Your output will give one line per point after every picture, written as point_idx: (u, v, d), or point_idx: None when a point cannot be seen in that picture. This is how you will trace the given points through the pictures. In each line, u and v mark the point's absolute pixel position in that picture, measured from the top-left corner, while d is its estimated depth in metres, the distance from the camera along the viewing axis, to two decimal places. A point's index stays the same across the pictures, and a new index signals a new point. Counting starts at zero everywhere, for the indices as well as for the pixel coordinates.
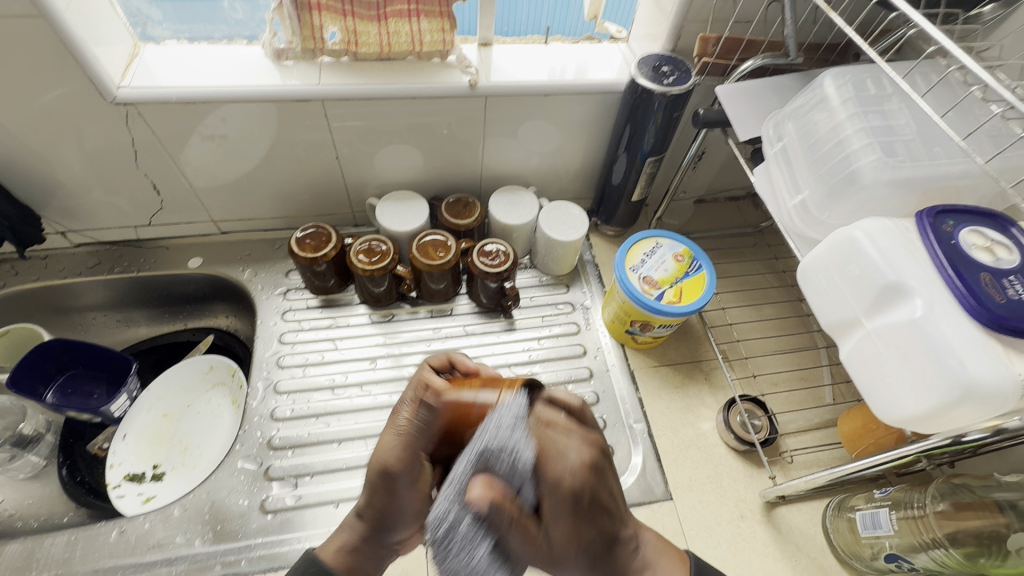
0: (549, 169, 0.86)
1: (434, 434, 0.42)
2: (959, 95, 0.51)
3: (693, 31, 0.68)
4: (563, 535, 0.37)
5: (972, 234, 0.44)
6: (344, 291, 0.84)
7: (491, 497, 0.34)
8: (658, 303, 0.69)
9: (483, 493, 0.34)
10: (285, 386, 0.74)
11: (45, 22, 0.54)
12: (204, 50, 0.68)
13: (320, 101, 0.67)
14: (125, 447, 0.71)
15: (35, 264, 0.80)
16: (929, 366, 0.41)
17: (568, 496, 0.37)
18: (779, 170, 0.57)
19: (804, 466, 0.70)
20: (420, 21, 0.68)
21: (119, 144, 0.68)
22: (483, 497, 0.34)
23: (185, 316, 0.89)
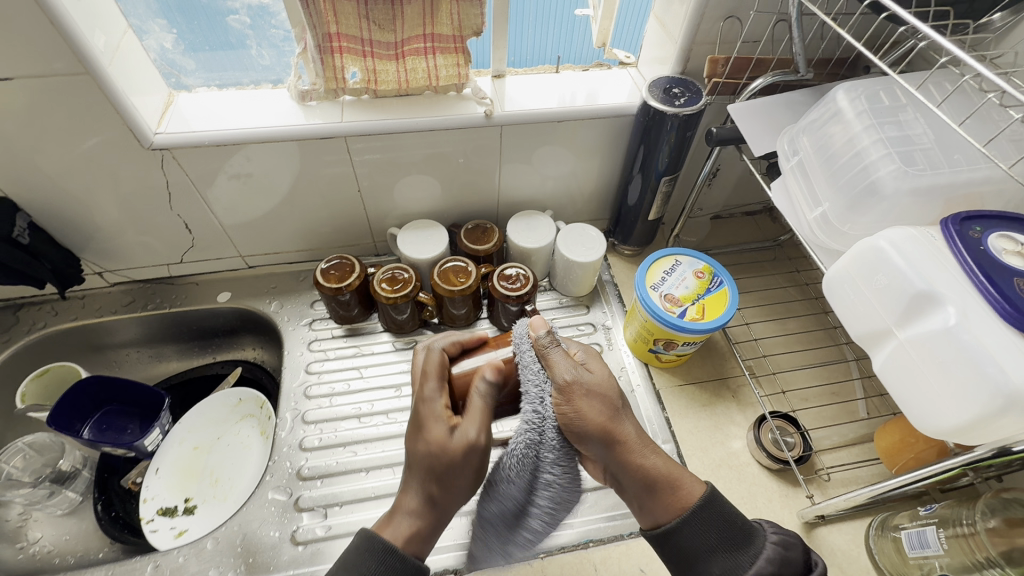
0: (564, 192, 0.87)
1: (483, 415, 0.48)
2: (976, 102, 0.51)
3: (701, 53, 0.69)
4: (593, 371, 0.50)
5: (1001, 240, 0.43)
6: (367, 320, 0.85)
7: (546, 323, 0.51)
8: (682, 321, 0.69)
9: (539, 321, 0.51)
10: (312, 416, 0.75)
11: (90, 77, 0.58)
12: (233, 96, 0.72)
13: (342, 138, 0.70)
14: (158, 480, 0.72)
15: (72, 304, 0.83)
16: (969, 375, 0.40)
17: (586, 353, 0.52)
18: (797, 184, 0.57)
19: (842, 484, 0.67)
20: (436, 57, 0.70)
21: (154, 187, 0.71)
22: (540, 321, 0.51)
23: (214, 350, 0.91)
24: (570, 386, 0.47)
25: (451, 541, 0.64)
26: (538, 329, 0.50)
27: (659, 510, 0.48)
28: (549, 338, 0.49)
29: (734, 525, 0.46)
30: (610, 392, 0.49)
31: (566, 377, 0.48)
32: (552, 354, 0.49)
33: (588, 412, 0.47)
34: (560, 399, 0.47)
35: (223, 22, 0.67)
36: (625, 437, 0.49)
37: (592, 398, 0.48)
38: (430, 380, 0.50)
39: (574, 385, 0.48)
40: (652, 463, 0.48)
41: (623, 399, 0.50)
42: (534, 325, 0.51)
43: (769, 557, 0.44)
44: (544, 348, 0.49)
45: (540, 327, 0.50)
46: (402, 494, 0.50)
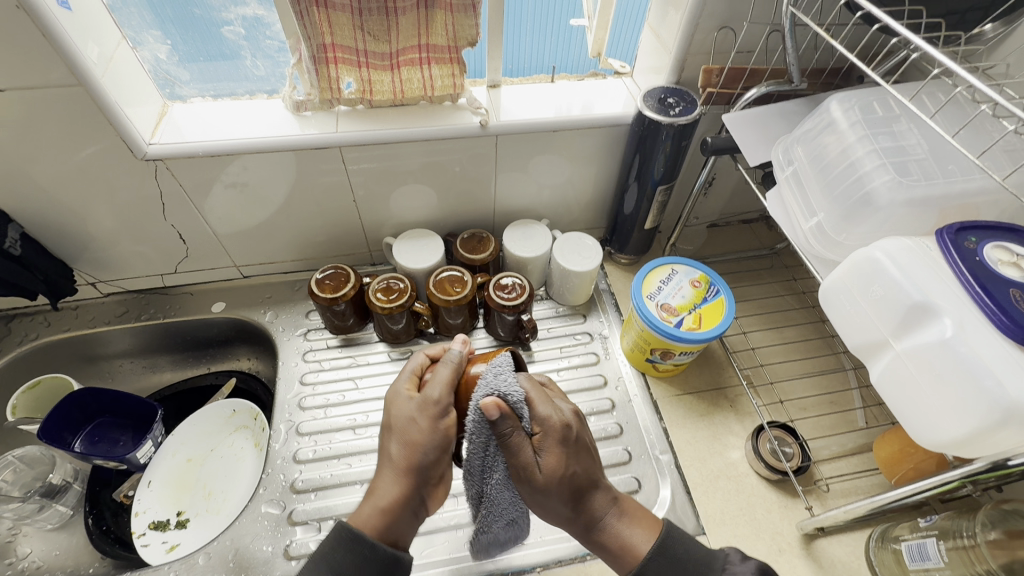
0: (560, 201, 0.87)
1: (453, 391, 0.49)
2: (970, 113, 0.51)
3: (696, 63, 0.70)
4: (551, 455, 0.47)
5: (996, 250, 0.43)
6: (363, 330, 0.85)
7: (497, 409, 0.45)
8: (678, 330, 0.68)
9: (492, 404, 0.45)
10: (307, 428, 0.74)
11: (84, 89, 0.57)
12: (228, 107, 0.72)
13: (337, 148, 0.70)
14: (150, 493, 0.71)
15: (65, 315, 0.83)
16: (967, 388, 0.40)
17: (554, 429, 0.47)
18: (792, 194, 0.57)
19: (841, 495, 0.67)
20: (431, 68, 0.71)
21: (148, 197, 0.71)
22: (491, 406, 0.45)
23: (209, 360, 0.91)
24: (520, 472, 0.47)
25: (447, 555, 0.63)
26: (490, 411, 0.45)
27: (605, 561, 0.52)
28: (501, 419, 0.45)
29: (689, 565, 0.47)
30: (564, 483, 0.47)
31: (518, 474, 0.47)
32: (504, 440, 0.46)
33: (536, 500, 0.49)
34: (512, 486, 0.48)
35: (219, 33, 0.67)
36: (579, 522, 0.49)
37: (543, 491, 0.47)
38: (404, 376, 0.52)
39: (524, 481, 0.47)
40: (604, 542, 0.49)
41: (582, 485, 0.48)
42: (486, 406, 0.45)
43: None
44: (497, 432, 0.46)
45: (491, 412, 0.45)
46: (378, 481, 0.50)
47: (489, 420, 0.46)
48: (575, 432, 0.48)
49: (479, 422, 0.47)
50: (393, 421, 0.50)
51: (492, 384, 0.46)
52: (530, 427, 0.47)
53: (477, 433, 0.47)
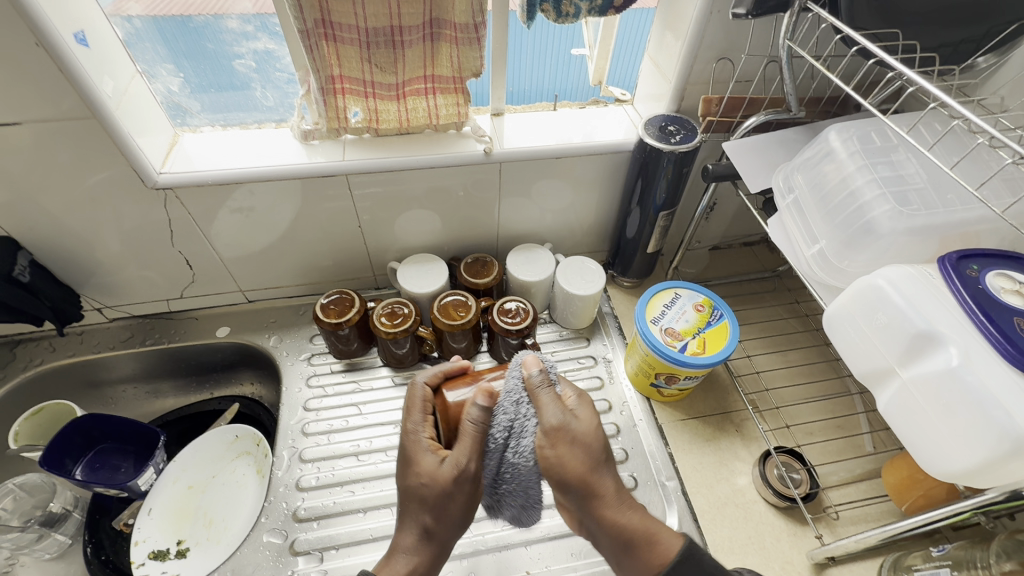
0: (563, 225, 0.88)
1: (472, 442, 0.48)
2: (968, 144, 0.52)
3: (695, 92, 0.71)
4: (584, 419, 0.49)
5: (998, 278, 0.43)
6: (367, 354, 0.85)
7: (538, 363, 0.50)
8: (683, 355, 0.68)
9: (531, 359, 0.50)
10: (310, 454, 0.74)
11: (97, 120, 0.59)
12: (237, 135, 0.73)
13: (343, 176, 0.71)
14: (150, 522, 0.71)
15: (70, 340, 0.83)
16: (975, 417, 0.40)
17: (583, 398, 0.50)
18: (793, 221, 0.57)
19: (851, 522, 0.66)
20: (436, 97, 0.72)
21: (157, 224, 0.72)
22: (532, 360, 0.50)
23: (212, 385, 0.91)
24: (557, 431, 0.47)
25: None
26: (531, 367, 0.49)
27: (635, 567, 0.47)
28: (541, 377, 0.49)
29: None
30: (597, 441, 0.48)
31: (553, 421, 0.47)
32: (542, 395, 0.48)
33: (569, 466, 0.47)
34: (543, 442, 0.47)
35: (230, 66, 0.69)
36: (604, 493, 0.48)
37: (577, 452, 0.47)
38: (414, 416, 0.52)
39: (560, 431, 0.47)
40: (629, 526, 0.48)
41: (609, 451, 0.49)
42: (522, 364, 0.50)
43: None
44: (534, 387, 0.49)
45: (530, 367, 0.49)
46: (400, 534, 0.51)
47: (527, 378, 0.49)
48: (600, 405, 0.52)
49: (517, 379, 0.49)
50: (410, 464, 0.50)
51: (530, 351, 0.52)
52: (559, 392, 0.50)
53: (513, 386, 0.49)
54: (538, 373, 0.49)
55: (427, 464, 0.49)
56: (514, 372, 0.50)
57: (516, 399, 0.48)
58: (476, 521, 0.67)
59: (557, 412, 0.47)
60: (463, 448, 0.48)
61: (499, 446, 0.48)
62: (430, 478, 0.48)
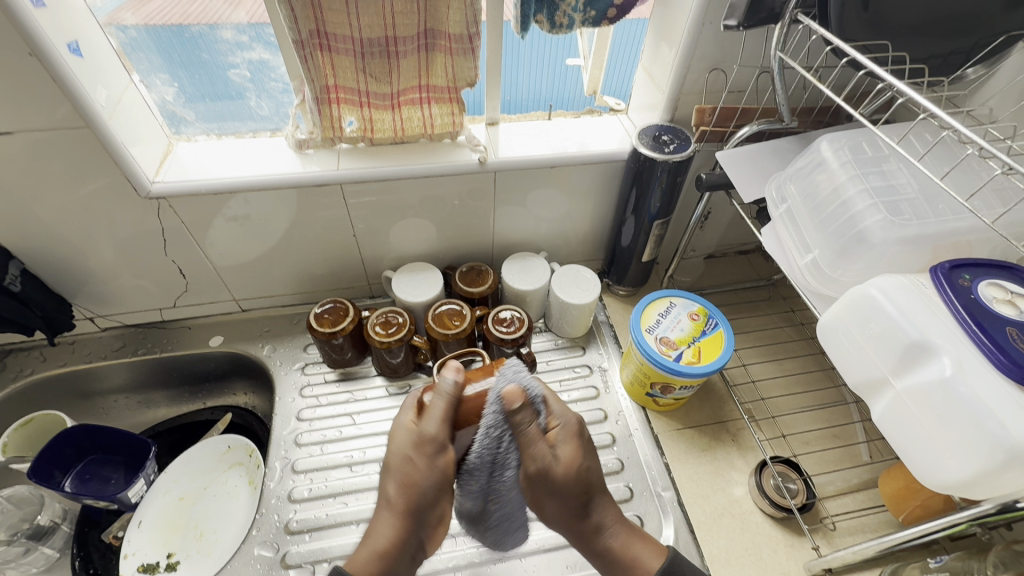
0: (558, 234, 0.88)
1: (444, 415, 0.47)
2: (958, 154, 0.52)
3: (689, 102, 0.72)
4: (569, 451, 0.48)
5: (991, 288, 0.43)
6: (361, 363, 0.84)
7: (521, 398, 0.46)
8: (678, 364, 0.68)
9: (514, 393, 0.46)
10: (303, 465, 0.73)
11: (91, 131, 0.59)
12: (231, 145, 0.73)
13: (338, 185, 0.71)
14: (140, 535, 0.70)
15: (61, 350, 0.82)
16: (970, 427, 0.39)
17: (569, 429, 0.49)
18: (786, 231, 0.57)
19: (848, 533, 0.65)
20: (431, 107, 0.72)
21: (150, 233, 0.72)
22: (514, 394, 0.46)
23: (205, 395, 0.90)
24: (539, 473, 0.48)
25: None
26: (513, 400, 0.46)
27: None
28: (523, 405, 0.46)
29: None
30: (582, 467, 0.48)
31: (536, 445, 0.47)
32: (524, 426, 0.47)
33: (548, 496, 0.49)
34: (527, 474, 0.48)
35: (224, 75, 0.69)
36: (590, 510, 0.50)
37: (559, 487, 0.48)
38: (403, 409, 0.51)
39: (544, 442, 0.48)
40: (613, 545, 0.50)
41: (594, 475, 0.50)
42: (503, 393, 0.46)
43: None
44: (516, 422, 0.47)
45: (513, 401, 0.46)
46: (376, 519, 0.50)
47: (509, 413, 0.46)
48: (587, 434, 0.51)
49: (497, 416, 0.46)
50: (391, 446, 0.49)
51: (511, 379, 0.47)
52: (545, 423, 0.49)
53: (493, 423, 0.46)
54: (518, 410, 0.46)
55: (400, 440, 0.49)
56: (493, 406, 0.46)
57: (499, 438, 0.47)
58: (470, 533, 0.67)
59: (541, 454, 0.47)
60: (433, 421, 0.47)
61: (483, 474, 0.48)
62: (401, 454, 0.48)
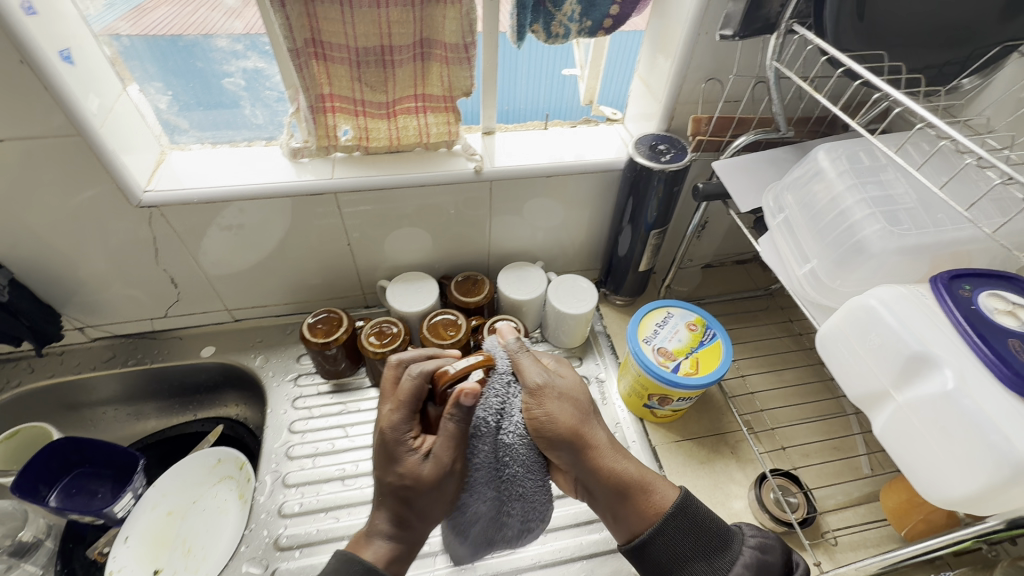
0: (555, 243, 0.88)
1: (454, 438, 0.48)
2: (956, 164, 0.52)
3: (685, 112, 0.72)
4: (562, 378, 0.53)
5: (991, 298, 0.43)
6: (355, 374, 0.83)
7: (513, 332, 0.53)
8: (675, 375, 0.67)
9: (507, 329, 0.53)
10: (294, 479, 0.72)
11: (82, 139, 0.58)
12: (225, 153, 0.72)
13: (332, 194, 0.71)
14: (127, 551, 0.68)
15: (50, 360, 0.81)
16: (974, 442, 0.39)
17: (555, 361, 0.56)
18: (784, 241, 0.57)
19: (850, 548, 0.64)
20: (427, 116, 0.72)
21: (142, 242, 0.71)
22: (508, 330, 0.53)
23: (196, 407, 0.88)
24: (541, 389, 0.50)
25: None
26: (507, 336, 0.53)
27: (634, 516, 0.50)
28: (517, 344, 0.53)
29: (711, 528, 0.48)
30: (579, 395, 0.53)
31: (536, 382, 0.51)
32: (521, 360, 0.52)
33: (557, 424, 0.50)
34: (530, 403, 0.50)
35: (219, 84, 0.69)
36: (596, 444, 0.51)
37: (562, 405, 0.51)
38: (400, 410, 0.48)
39: (546, 388, 0.51)
40: (620, 469, 0.51)
41: (594, 405, 0.53)
42: (498, 335, 0.53)
43: (746, 563, 0.46)
44: (514, 355, 0.52)
45: (507, 336, 0.53)
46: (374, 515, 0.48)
47: (506, 349, 0.52)
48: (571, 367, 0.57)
49: (500, 360, 0.51)
50: (390, 462, 0.47)
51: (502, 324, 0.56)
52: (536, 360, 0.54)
53: (501, 366, 0.51)
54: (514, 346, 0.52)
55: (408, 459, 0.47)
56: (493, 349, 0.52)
57: (502, 382, 0.50)
58: None
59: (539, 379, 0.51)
60: (445, 446, 0.48)
61: (491, 429, 0.49)
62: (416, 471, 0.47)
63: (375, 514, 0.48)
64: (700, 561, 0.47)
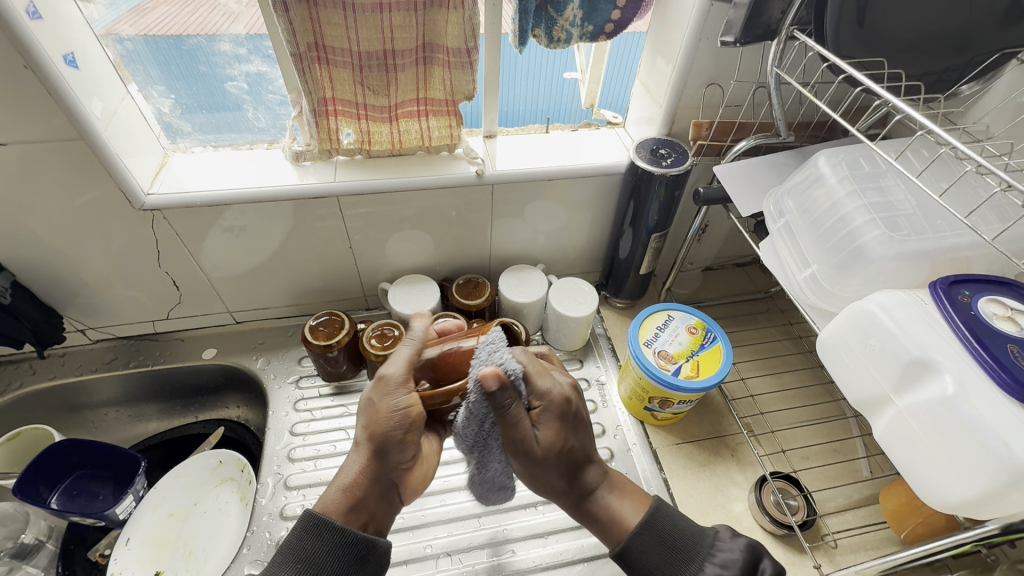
0: (556, 246, 0.88)
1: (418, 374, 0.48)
2: (956, 171, 0.53)
3: (686, 116, 0.72)
4: (548, 438, 0.49)
5: (991, 304, 0.43)
6: (356, 376, 0.83)
7: (498, 380, 0.44)
8: (676, 378, 0.67)
9: (491, 375, 0.44)
10: (296, 481, 0.72)
11: (85, 142, 0.58)
12: (227, 156, 0.73)
13: (335, 198, 0.71)
14: (128, 553, 0.68)
15: (51, 362, 0.81)
16: (974, 447, 0.39)
17: (551, 403, 0.49)
18: (785, 246, 0.57)
19: (850, 550, 0.64)
20: (429, 120, 0.73)
21: (145, 245, 0.71)
22: (491, 377, 0.44)
23: (197, 408, 0.89)
24: (519, 453, 0.48)
25: None
26: (490, 383, 0.44)
27: (598, 536, 0.52)
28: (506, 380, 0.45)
29: (679, 542, 0.48)
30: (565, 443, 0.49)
31: (517, 447, 0.48)
32: (504, 415, 0.46)
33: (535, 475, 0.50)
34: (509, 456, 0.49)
35: (222, 88, 0.69)
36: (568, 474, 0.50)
37: (542, 464, 0.49)
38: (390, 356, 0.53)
39: (523, 450, 0.48)
40: (593, 503, 0.51)
41: (580, 447, 0.51)
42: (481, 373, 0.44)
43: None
44: (499, 405, 0.46)
45: (490, 385, 0.44)
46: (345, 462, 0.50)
47: (489, 395, 0.45)
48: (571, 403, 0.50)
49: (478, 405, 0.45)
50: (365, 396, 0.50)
51: (489, 359, 0.46)
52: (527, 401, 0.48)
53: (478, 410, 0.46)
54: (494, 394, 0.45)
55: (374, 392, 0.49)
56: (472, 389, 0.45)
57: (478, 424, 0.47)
58: (466, 551, 0.66)
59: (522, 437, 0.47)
60: (408, 379, 0.48)
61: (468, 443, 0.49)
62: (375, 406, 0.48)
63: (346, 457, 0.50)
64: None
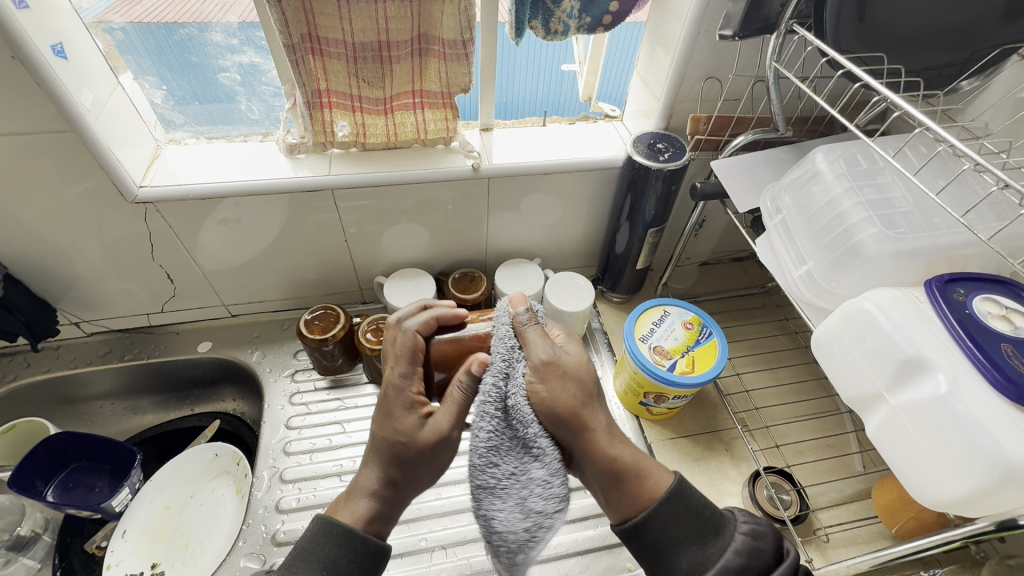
0: (553, 240, 0.88)
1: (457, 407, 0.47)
2: (954, 168, 0.52)
3: (684, 110, 0.71)
4: (572, 355, 0.48)
5: (985, 303, 0.43)
6: (352, 370, 0.83)
7: (524, 301, 0.49)
8: (671, 374, 0.67)
9: (518, 298, 0.49)
10: (291, 475, 0.72)
11: (75, 134, 0.58)
12: (220, 148, 0.72)
13: (329, 191, 0.70)
14: (125, 545, 0.68)
15: (46, 355, 0.81)
16: (966, 446, 0.39)
17: (569, 335, 0.51)
18: (781, 242, 0.57)
19: (842, 545, 0.65)
20: (424, 112, 0.72)
21: (138, 237, 0.70)
22: (519, 300, 0.49)
23: (193, 401, 0.89)
24: (547, 365, 0.46)
25: None
26: (518, 305, 0.49)
27: (627, 500, 0.47)
28: (528, 315, 0.48)
29: (703, 515, 0.46)
30: (588, 374, 0.48)
31: (543, 356, 0.46)
32: (528, 331, 0.47)
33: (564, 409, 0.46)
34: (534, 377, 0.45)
35: (214, 79, 0.68)
36: (596, 425, 0.47)
37: (570, 385, 0.46)
38: (401, 364, 0.48)
39: (551, 365, 0.46)
40: (623, 455, 0.47)
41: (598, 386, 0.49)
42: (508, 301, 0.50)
43: (737, 549, 0.44)
44: (522, 325, 0.48)
45: (518, 305, 0.49)
46: (361, 475, 0.49)
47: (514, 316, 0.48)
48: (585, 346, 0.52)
49: (505, 326, 0.48)
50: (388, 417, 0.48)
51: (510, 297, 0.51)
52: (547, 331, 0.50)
53: (504, 334, 0.47)
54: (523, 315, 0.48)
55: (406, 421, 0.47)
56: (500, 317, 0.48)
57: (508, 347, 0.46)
58: (461, 544, 0.67)
59: (546, 350, 0.47)
60: (447, 410, 0.47)
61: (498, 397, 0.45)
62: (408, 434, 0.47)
63: (363, 473, 0.49)
64: (685, 553, 0.45)
